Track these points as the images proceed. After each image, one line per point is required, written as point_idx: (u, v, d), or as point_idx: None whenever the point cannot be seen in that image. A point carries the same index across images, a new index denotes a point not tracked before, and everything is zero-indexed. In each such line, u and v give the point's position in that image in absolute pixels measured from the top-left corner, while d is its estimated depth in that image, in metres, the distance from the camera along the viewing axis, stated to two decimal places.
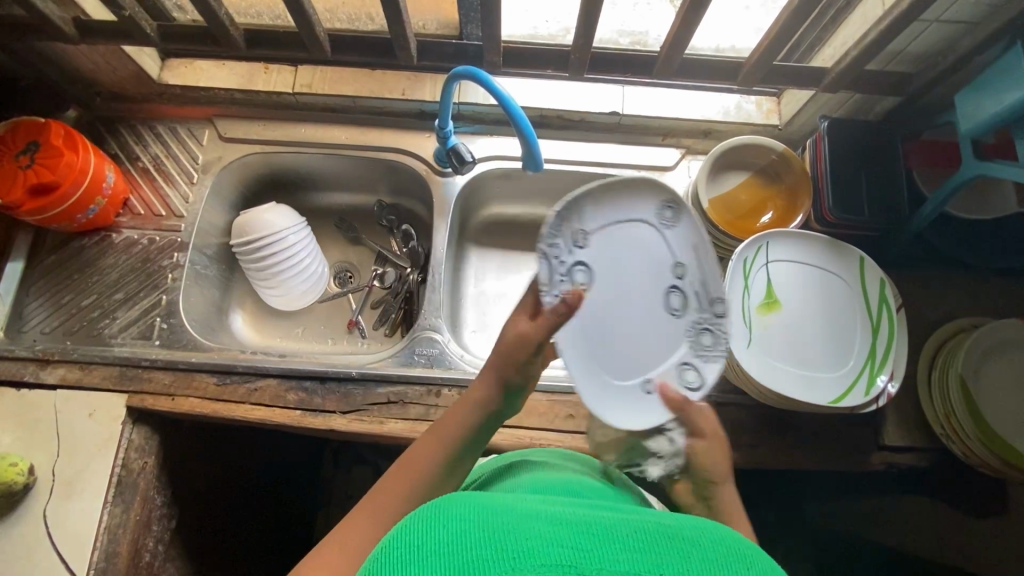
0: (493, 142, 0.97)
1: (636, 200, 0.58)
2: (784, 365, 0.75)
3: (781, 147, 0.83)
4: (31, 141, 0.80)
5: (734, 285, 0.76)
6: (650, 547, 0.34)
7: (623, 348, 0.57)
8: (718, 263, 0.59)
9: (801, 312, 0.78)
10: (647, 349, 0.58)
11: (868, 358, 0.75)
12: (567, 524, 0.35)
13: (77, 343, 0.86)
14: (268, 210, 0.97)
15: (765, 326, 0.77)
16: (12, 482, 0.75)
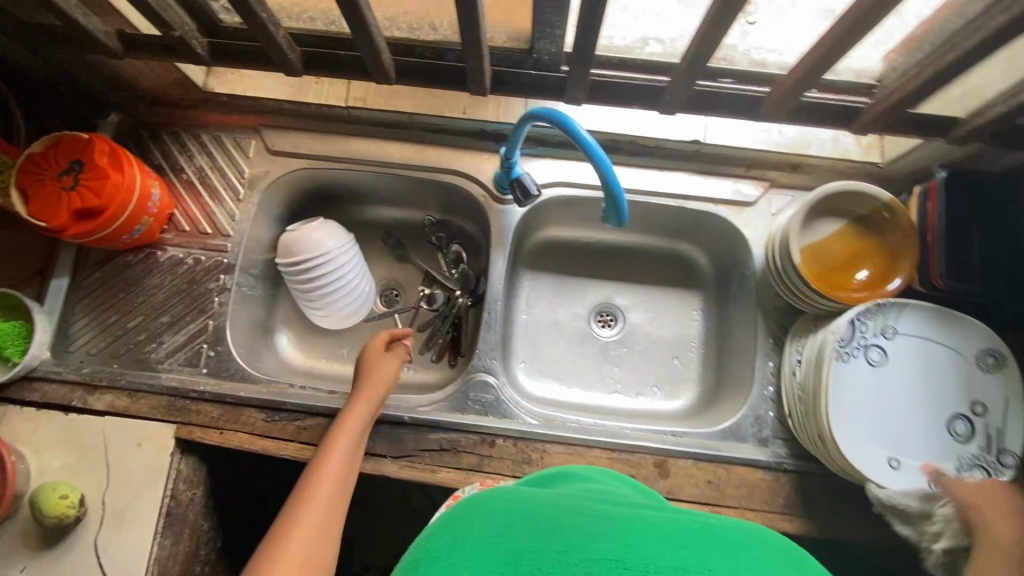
0: (557, 166, 0.90)
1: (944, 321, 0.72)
2: (892, 453, 0.70)
3: (888, 196, 0.75)
4: (75, 159, 0.76)
5: (952, 387, 0.71)
6: (699, 543, 0.31)
7: (931, 440, 0.70)
8: (969, 380, 0.71)
9: (913, 389, 0.72)
10: (934, 443, 0.70)
11: (984, 429, 0.69)
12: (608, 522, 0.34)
13: (123, 367, 0.84)
14: (316, 228, 0.91)
15: (870, 410, 0.71)
16: (64, 515, 0.74)
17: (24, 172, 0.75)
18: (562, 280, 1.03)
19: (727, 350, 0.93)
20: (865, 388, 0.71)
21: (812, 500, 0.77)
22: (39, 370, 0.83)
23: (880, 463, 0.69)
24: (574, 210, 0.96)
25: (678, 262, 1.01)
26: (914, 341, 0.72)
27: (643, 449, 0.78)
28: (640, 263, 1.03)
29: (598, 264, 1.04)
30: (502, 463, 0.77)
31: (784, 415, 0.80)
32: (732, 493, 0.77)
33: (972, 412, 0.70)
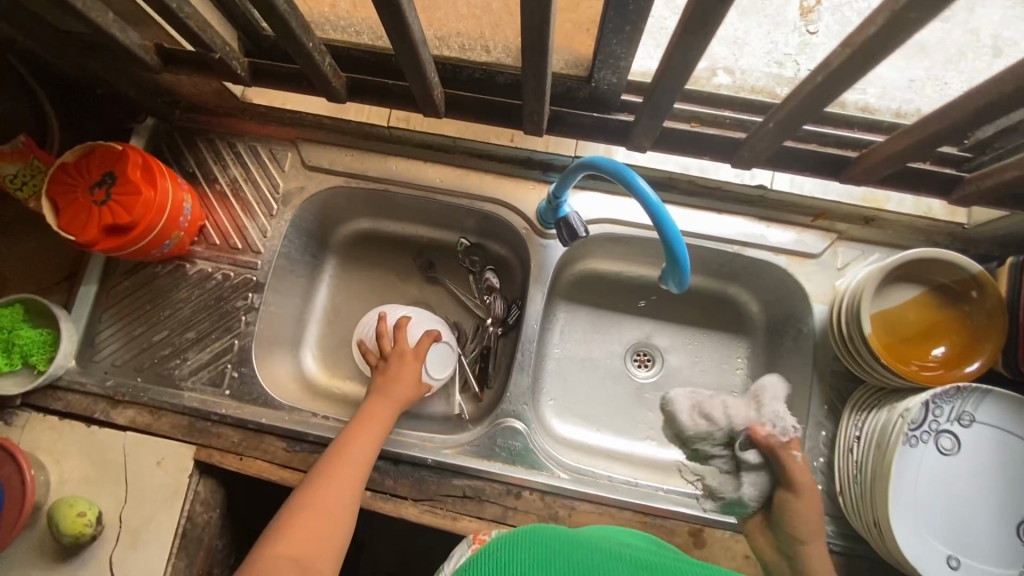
0: (607, 199, 0.85)
1: None
2: (956, 553, 0.63)
3: (978, 268, 0.67)
4: (107, 171, 0.73)
5: None
6: None
7: (998, 542, 0.63)
8: None
9: (985, 485, 0.65)
10: (1000, 547, 0.63)
11: None
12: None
13: (147, 381, 0.82)
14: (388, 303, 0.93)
15: (935, 501, 0.64)
16: (80, 533, 0.73)
17: (54, 181, 0.73)
18: (599, 314, 0.98)
19: None
20: (930, 478, 0.65)
21: None
22: (63, 379, 0.82)
23: (938, 558, 0.63)
24: (620, 245, 0.90)
25: (725, 305, 0.95)
26: (992, 432, 0.65)
27: (678, 515, 0.73)
28: (683, 302, 0.97)
29: (639, 299, 0.98)
30: (527, 517, 0.73)
31: (834, 491, 0.75)
32: None
33: None
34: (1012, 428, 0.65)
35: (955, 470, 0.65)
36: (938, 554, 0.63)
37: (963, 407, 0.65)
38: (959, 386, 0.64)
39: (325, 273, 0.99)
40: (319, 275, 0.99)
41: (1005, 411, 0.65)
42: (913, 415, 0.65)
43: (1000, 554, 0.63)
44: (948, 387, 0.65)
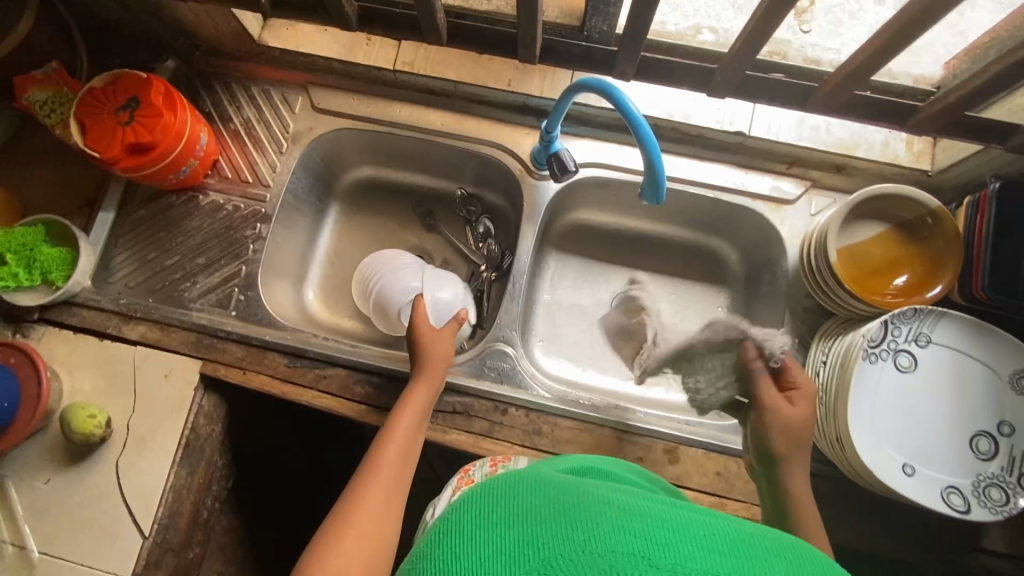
0: (597, 145, 0.90)
1: (985, 339, 0.69)
2: (910, 461, 0.68)
3: (936, 203, 0.73)
4: (131, 96, 0.79)
5: (981, 406, 0.69)
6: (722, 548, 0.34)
7: (951, 453, 0.68)
8: (992, 398, 0.69)
9: (939, 401, 0.70)
10: (953, 457, 0.68)
11: (1008, 452, 0.67)
12: (622, 507, 0.38)
13: (158, 302, 0.87)
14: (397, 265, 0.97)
15: (892, 414, 0.69)
16: (90, 433, 0.78)
17: (83, 103, 0.78)
18: (588, 264, 1.03)
19: None
20: (888, 393, 0.69)
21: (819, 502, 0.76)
22: (79, 296, 0.87)
23: (894, 466, 0.67)
24: (609, 193, 0.95)
25: (708, 257, 1.00)
26: (947, 352, 0.70)
27: (653, 432, 0.78)
28: (668, 255, 1.01)
29: (627, 251, 1.02)
30: (512, 431, 0.78)
31: None
32: (741, 487, 0.76)
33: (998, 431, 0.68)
34: (965, 348, 0.70)
35: (911, 386, 0.70)
36: (893, 462, 0.67)
37: (920, 328, 0.70)
38: (916, 308, 0.69)
39: (328, 217, 1.04)
40: (323, 218, 1.04)
41: (959, 332, 0.70)
42: (872, 334, 0.69)
43: (953, 464, 0.68)
44: (906, 310, 0.69)
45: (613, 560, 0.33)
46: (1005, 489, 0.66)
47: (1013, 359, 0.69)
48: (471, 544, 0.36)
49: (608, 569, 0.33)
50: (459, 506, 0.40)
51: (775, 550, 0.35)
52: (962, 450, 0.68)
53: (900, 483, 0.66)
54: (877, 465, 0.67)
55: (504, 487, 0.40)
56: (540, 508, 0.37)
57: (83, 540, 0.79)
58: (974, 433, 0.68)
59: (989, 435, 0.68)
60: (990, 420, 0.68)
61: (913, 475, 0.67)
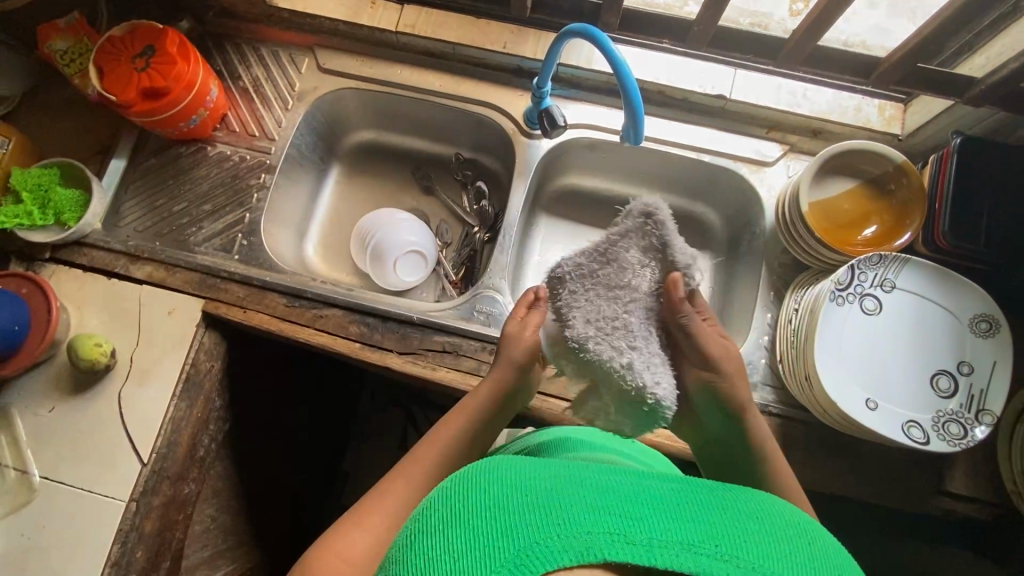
0: (588, 108, 0.94)
1: (946, 285, 0.73)
2: (872, 395, 0.72)
3: (901, 158, 0.78)
4: (148, 45, 0.84)
5: (941, 348, 0.73)
6: (693, 512, 0.39)
7: (913, 391, 0.72)
8: (952, 341, 0.73)
9: (900, 343, 0.74)
10: (914, 396, 0.71)
11: (967, 390, 0.71)
12: (592, 484, 0.40)
13: (165, 245, 0.91)
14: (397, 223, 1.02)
15: (856, 354, 0.73)
16: (96, 360, 0.81)
17: (103, 51, 0.84)
18: (578, 227, 1.06)
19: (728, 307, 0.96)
20: (853, 334, 0.73)
21: (791, 445, 0.79)
22: (89, 237, 0.91)
23: (857, 402, 0.71)
24: (598, 156, 0.99)
25: (692, 222, 1.04)
26: (909, 297, 0.74)
27: None
28: None
29: (615, 216, 1.06)
30: None
31: (775, 363, 0.83)
32: None
33: (957, 371, 0.72)
34: (927, 293, 0.74)
35: (875, 329, 0.74)
36: (857, 398, 0.71)
37: (885, 275, 0.74)
38: (882, 255, 0.73)
39: (329, 177, 1.09)
40: (324, 178, 1.08)
41: (921, 279, 0.74)
42: (841, 278, 0.73)
43: (914, 400, 0.71)
44: (873, 256, 0.73)
45: (592, 542, 0.36)
46: (965, 425, 0.69)
47: (974, 303, 0.72)
48: (457, 542, 0.38)
49: (587, 550, 0.36)
50: (439, 503, 0.41)
51: (738, 510, 0.40)
52: (921, 388, 0.72)
53: (863, 417, 0.70)
54: (841, 399, 0.70)
55: (479, 479, 0.42)
56: (518, 497, 0.39)
57: (84, 466, 0.82)
58: (935, 372, 0.72)
59: (949, 374, 0.72)
60: (950, 361, 0.72)
61: (876, 410, 0.71)
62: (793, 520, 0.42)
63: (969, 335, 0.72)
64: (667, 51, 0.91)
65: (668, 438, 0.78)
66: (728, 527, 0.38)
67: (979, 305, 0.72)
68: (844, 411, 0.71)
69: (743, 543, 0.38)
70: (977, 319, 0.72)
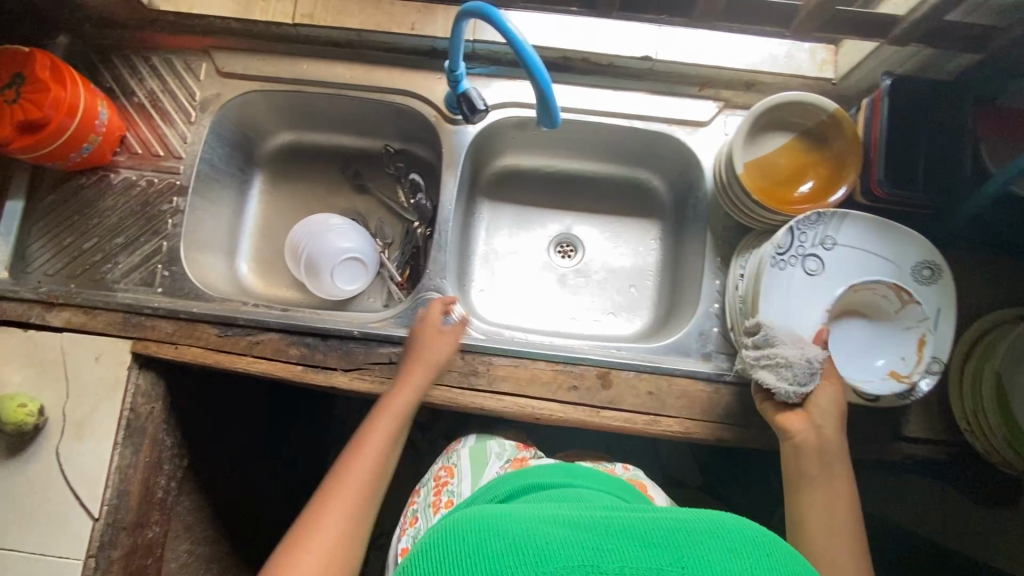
0: (512, 84, 0.89)
1: (886, 237, 0.72)
2: None
3: (835, 107, 0.74)
4: (16, 73, 0.76)
5: None
6: (663, 541, 0.43)
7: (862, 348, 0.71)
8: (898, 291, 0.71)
9: (845, 300, 0.72)
10: (865, 353, 0.71)
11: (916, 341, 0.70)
12: (564, 522, 0.46)
13: (80, 287, 0.85)
14: (336, 231, 0.96)
15: (802, 315, 0.72)
16: (23, 422, 0.77)
17: None
18: (521, 209, 1.02)
19: (681, 275, 0.94)
20: (798, 297, 0.72)
21: (750, 410, 0.79)
22: None
23: None
24: (531, 134, 0.95)
25: (637, 191, 1.01)
26: (852, 252, 0.72)
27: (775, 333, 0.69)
28: (598, 192, 1.02)
29: (558, 193, 1.03)
30: (449, 374, 0.80)
31: (727, 330, 0.81)
32: (672, 404, 0.78)
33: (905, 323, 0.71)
34: (867, 245, 0.72)
35: (821, 287, 0.72)
36: None
37: (823, 234, 0.72)
38: (822, 213, 0.71)
39: (253, 187, 1.02)
40: (248, 189, 1.02)
41: (862, 233, 0.72)
42: (780, 239, 0.71)
43: (862, 357, 0.71)
44: (812, 215, 0.71)
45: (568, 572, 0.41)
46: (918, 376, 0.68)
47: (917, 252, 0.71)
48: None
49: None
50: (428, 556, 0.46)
51: (707, 530, 0.45)
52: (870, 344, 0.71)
53: None
54: None
55: (465, 531, 0.47)
56: (491, 541, 0.45)
57: (32, 529, 0.79)
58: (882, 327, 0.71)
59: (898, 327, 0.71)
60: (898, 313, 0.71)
61: None
62: (771, 542, 0.45)
63: (917, 282, 0.71)
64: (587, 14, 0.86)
65: (626, 420, 0.78)
66: (697, 546, 0.43)
67: (920, 251, 0.71)
68: (797, 379, 0.69)
69: (717, 565, 0.42)
70: (920, 268, 0.71)
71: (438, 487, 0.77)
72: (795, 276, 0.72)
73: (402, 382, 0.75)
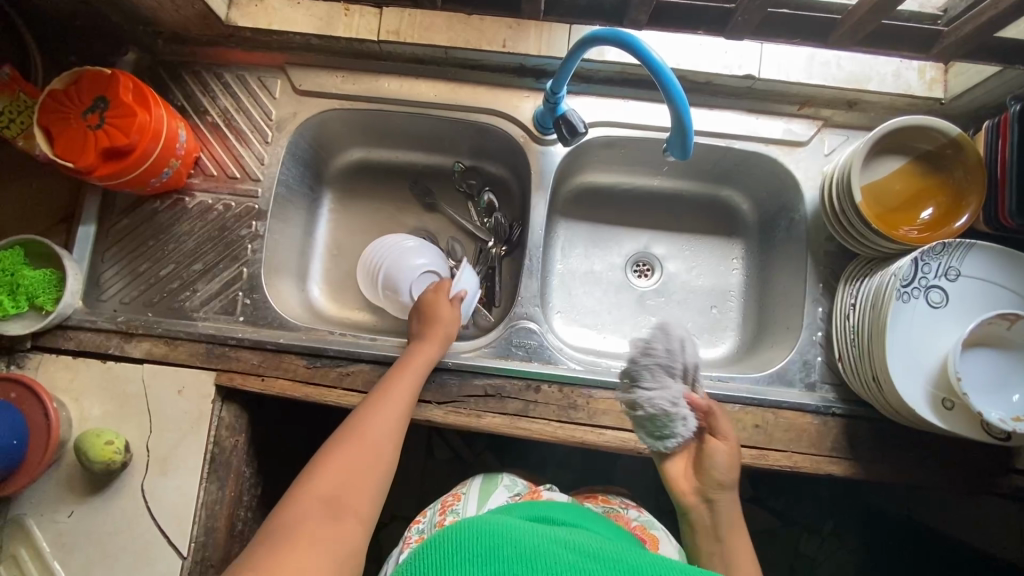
0: (604, 103, 0.85)
1: (1012, 269, 0.69)
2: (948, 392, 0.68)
3: (958, 132, 0.71)
4: (98, 97, 0.72)
5: None
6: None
7: None
8: None
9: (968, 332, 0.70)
10: None
11: None
12: (576, 548, 0.52)
13: (159, 315, 0.82)
14: (413, 252, 0.92)
15: (925, 349, 0.69)
16: (110, 460, 0.74)
17: (45, 108, 0.72)
18: (598, 228, 0.99)
19: (770, 298, 0.91)
20: (920, 330, 0.69)
21: (859, 443, 0.76)
22: (72, 318, 0.81)
23: (932, 404, 0.67)
24: (616, 153, 0.92)
25: (719, 209, 0.98)
26: (976, 284, 0.70)
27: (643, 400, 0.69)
28: (678, 211, 0.99)
29: (636, 211, 0.99)
30: (548, 407, 0.77)
31: (833, 360, 0.79)
32: (780, 437, 0.76)
33: None
34: (992, 277, 0.69)
35: (943, 320, 0.70)
36: (932, 397, 0.68)
37: (946, 265, 0.69)
38: (947, 244, 0.68)
39: (323, 206, 0.99)
40: (317, 208, 0.98)
41: (987, 265, 0.69)
42: (903, 270, 0.69)
43: None
44: (937, 246, 0.69)
45: None
46: None
47: None
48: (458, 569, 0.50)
49: None
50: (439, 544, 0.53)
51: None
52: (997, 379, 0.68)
53: (941, 418, 0.67)
54: (916, 400, 0.67)
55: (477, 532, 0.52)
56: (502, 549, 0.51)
57: (117, 569, 0.76)
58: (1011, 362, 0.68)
59: None
60: None
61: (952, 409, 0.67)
62: None
63: None
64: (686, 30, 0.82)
65: None
66: None
67: None
68: (924, 416, 0.67)
69: None
70: None
71: (443, 508, 0.74)
72: (917, 309, 0.69)
73: (407, 360, 0.74)
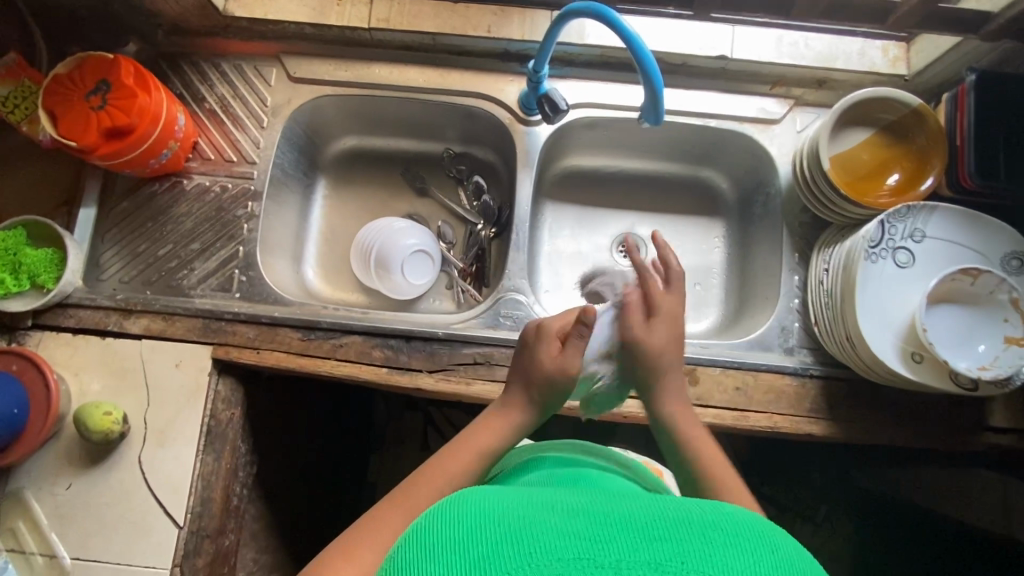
0: (585, 85, 0.89)
1: (974, 230, 0.73)
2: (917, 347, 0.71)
3: (918, 102, 0.75)
4: (101, 79, 0.76)
5: None
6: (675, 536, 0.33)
7: None
8: None
9: None
10: None
11: None
12: (565, 510, 0.36)
13: (157, 293, 0.85)
14: (404, 234, 0.96)
15: (894, 308, 0.72)
16: (109, 430, 0.76)
17: (50, 91, 0.75)
18: (584, 209, 1.02)
19: (751, 272, 0.94)
20: (888, 289, 0.73)
21: (836, 403, 0.79)
22: (72, 297, 0.83)
23: (902, 358, 0.70)
24: (599, 134, 0.95)
25: (700, 189, 1.01)
26: (940, 245, 0.73)
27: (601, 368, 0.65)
28: (661, 191, 1.02)
29: (621, 192, 1.03)
30: None
31: (810, 325, 0.82)
32: (760, 399, 0.79)
33: None
34: (955, 237, 0.73)
35: (910, 280, 0.73)
36: (902, 352, 0.71)
37: (911, 228, 0.73)
38: (911, 206, 0.72)
39: (317, 192, 1.02)
40: (311, 193, 1.02)
41: (950, 226, 0.73)
42: (869, 232, 0.72)
43: None
44: (902, 207, 0.72)
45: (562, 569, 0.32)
46: None
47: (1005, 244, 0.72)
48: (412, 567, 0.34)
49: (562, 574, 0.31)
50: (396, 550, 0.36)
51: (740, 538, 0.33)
52: None
53: (911, 371, 0.70)
54: (886, 353, 0.70)
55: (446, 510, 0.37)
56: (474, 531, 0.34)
57: (115, 539, 0.77)
58: None
59: None
60: None
61: (922, 362, 0.70)
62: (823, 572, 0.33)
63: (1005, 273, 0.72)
64: (661, 15, 0.87)
65: (716, 416, 0.77)
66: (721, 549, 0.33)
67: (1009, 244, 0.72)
68: (896, 369, 0.69)
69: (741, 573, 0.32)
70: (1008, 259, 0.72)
71: None
72: (885, 269, 0.73)
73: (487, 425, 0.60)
